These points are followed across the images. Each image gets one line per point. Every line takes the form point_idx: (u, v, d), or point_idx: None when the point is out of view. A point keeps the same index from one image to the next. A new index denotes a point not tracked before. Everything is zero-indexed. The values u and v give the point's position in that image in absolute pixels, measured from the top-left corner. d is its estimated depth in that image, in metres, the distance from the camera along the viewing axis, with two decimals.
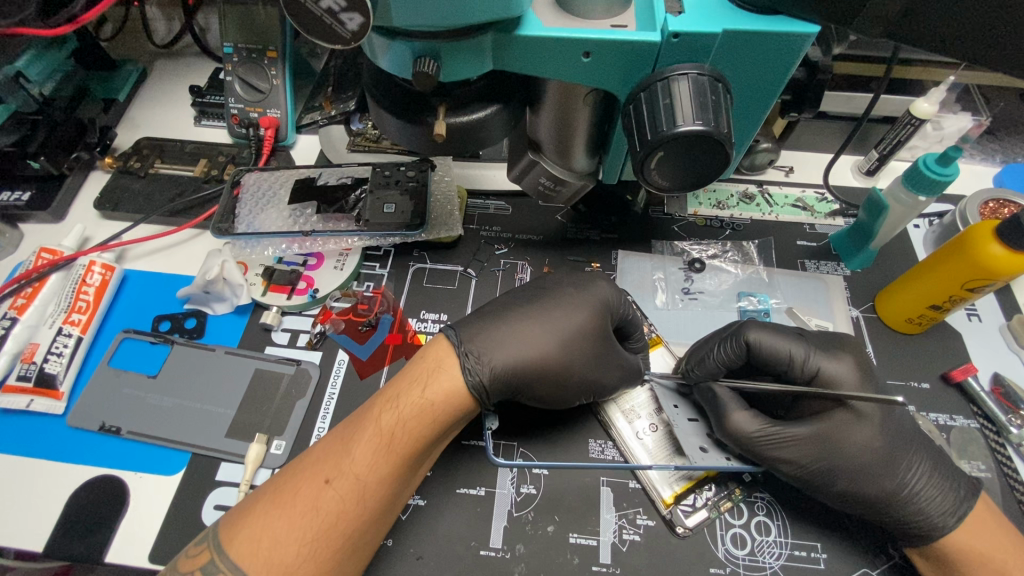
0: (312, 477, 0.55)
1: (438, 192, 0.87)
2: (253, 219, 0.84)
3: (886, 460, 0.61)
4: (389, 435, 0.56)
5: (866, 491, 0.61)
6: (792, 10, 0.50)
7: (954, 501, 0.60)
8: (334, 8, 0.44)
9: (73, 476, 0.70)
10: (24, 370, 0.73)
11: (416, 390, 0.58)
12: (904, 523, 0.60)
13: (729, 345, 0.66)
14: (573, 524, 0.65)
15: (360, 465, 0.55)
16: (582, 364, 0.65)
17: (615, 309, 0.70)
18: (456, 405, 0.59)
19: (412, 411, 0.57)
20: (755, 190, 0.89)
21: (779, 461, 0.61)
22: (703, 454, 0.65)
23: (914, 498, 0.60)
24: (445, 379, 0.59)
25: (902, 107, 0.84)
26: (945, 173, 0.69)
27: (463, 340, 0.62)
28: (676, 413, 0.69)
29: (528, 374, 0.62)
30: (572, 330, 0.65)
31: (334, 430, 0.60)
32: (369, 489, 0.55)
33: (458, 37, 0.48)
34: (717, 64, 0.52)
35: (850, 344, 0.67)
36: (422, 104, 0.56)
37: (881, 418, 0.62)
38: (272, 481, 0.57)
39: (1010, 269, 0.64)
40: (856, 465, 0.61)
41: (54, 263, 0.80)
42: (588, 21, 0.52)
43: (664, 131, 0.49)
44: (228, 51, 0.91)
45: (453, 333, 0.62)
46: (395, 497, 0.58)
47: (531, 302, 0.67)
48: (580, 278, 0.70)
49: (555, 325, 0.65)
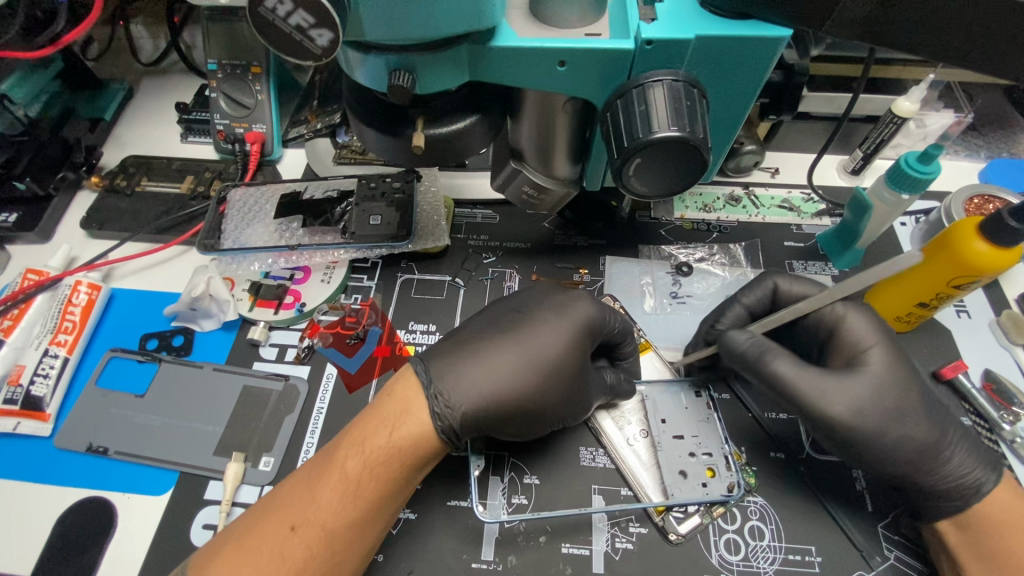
0: (276, 524, 0.55)
1: (424, 203, 0.87)
2: (239, 235, 0.83)
3: (928, 417, 0.60)
4: (356, 481, 0.56)
5: (916, 444, 0.59)
6: (764, 14, 0.49)
7: (989, 461, 0.61)
8: (304, 26, 0.41)
9: (61, 499, 0.69)
10: (10, 393, 0.73)
11: (382, 434, 0.57)
12: (935, 489, 0.59)
13: (757, 291, 0.69)
14: (565, 534, 0.65)
15: (326, 512, 0.55)
16: (557, 400, 0.63)
17: (599, 328, 0.68)
18: (427, 446, 0.58)
19: (379, 456, 0.56)
20: (742, 192, 0.89)
21: (840, 407, 0.59)
22: (682, 481, 0.66)
23: (954, 449, 0.60)
24: (414, 423, 0.58)
25: (884, 106, 0.85)
26: (926, 171, 0.69)
27: (432, 379, 0.59)
28: (661, 429, 0.69)
29: (502, 412, 0.61)
30: (549, 361, 0.64)
31: (300, 472, 0.59)
32: (336, 535, 0.55)
33: (431, 51, 0.48)
34: (692, 70, 0.52)
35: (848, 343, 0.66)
36: (401, 116, 0.56)
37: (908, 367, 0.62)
38: (237, 523, 0.57)
39: (995, 264, 0.64)
40: (896, 430, 0.59)
41: (40, 284, 0.80)
42: (562, 30, 0.52)
43: (641, 137, 0.48)
44: (211, 67, 0.93)
45: (423, 369, 0.60)
46: (367, 542, 0.58)
47: (507, 327, 0.65)
48: (561, 300, 0.68)
49: (529, 355, 0.63)
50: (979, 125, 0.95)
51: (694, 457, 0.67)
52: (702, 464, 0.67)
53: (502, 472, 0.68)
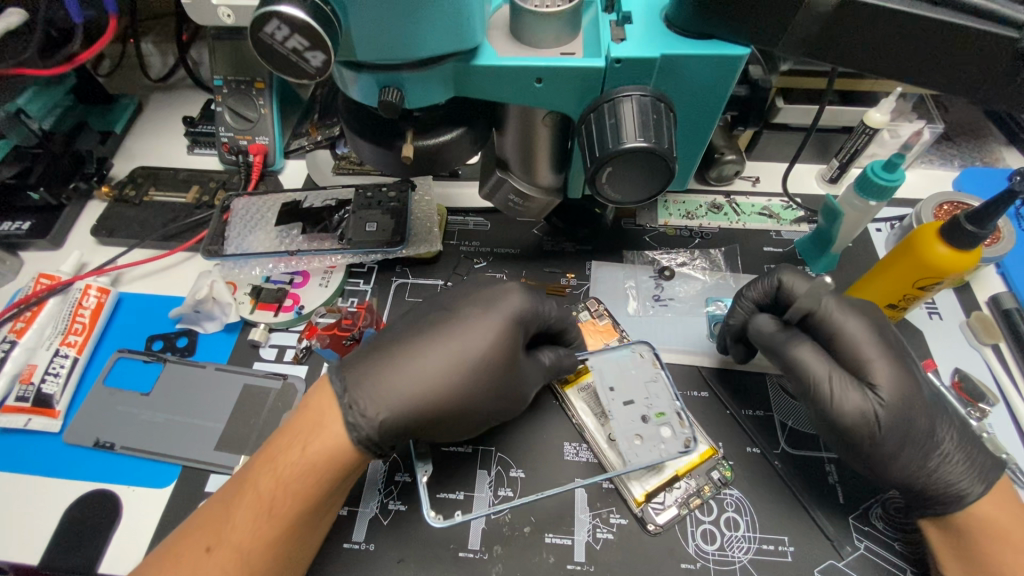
0: (195, 544, 0.57)
1: (419, 210, 0.91)
2: (242, 241, 0.88)
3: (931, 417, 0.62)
4: (269, 500, 0.58)
5: (919, 444, 0.61)
6: (725, 34, 0.53)
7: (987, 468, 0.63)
8: (299, 48, 0.45)
9: (69, 491, 0.73)
10: (23, 391, 0.77)
11: (296, 451, 0.58)
12: (924, 489, 0.62)
13: (760, 285, 0.71)
14: (549, 525, 0.68)
15: (240, 532, 0.57)
16: (483, 399, 0.63)
17: (530, 318, 0.68)
18: (342, 460, 0.58)
19: (293, 472, 0.58)
20: (723, 200, 0.93)
21: (851, 402, 0.61)
22: (638, 447, 0.68)
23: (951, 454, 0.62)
24: (329, 437, 0.58)
25: (857, 118, 0.89)
26: (893, 179, 0.73)
27: (347, 389, 0.60)
28: (612, 397, 0.71)
29: (428, 416, 0.60)
30: (475, 360, 0.62)
31: (222, 492, 0.61)
32: (253, 555, 0.57)
33: (417, 69, 0.52)
34: (660, 86, 0.56)
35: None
36: (392, 129, 0.60)
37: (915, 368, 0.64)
38: (164, 543, 0.59)
39: (957, 267, 0.67)
40: (904, 428, 0.61)
41: (52, 288, 0.84)
42: (539, 49, 0.56)
43: (611, 148, 0.52)
44: (218, 83, 0.97)
45: (339, 379, 0.61)
46: (287, 559, 0.59)
47: (432, 327, 0.65)
48: (490, 293, 0.68)
49: (454, 355, 0.62)
50: (953, 135, 0.99)
51: (647, 426, 0.69)
52: (654, 428, 0.69)
53: (489, 465, 0.72)
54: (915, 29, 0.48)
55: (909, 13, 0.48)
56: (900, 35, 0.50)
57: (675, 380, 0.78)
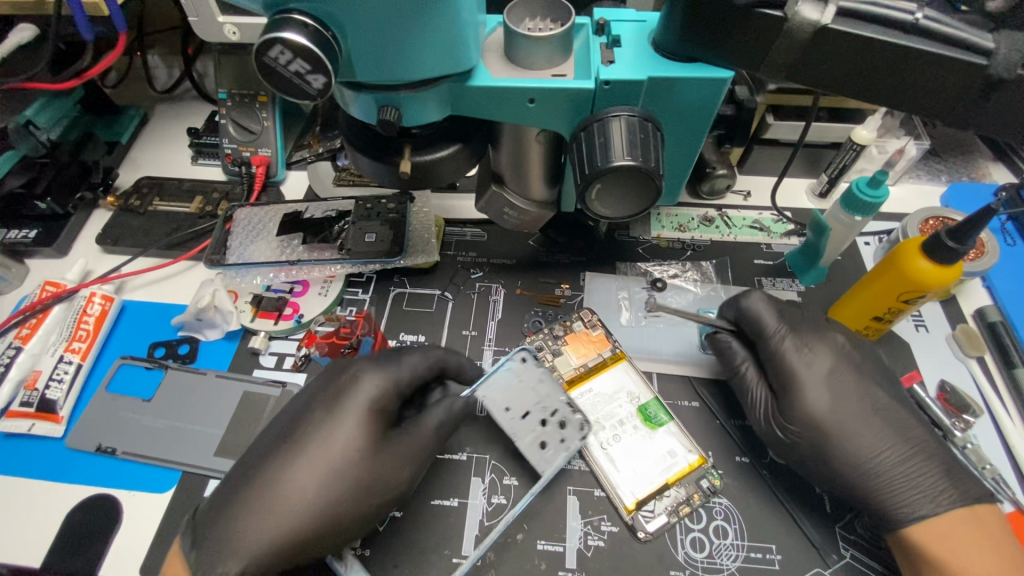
0: None
1: (417, 222, 0.93)
2: (244, 251, 0.90)
3: (867, 437, 0.67)
4: None
5: (848, 463, 0.66)
6: (708, 58, 0.55)
7: (940, 489, 0.65)
8: (301, 72, 0.46)
9: (71, 495, 0.74)
10: (27, 396, 0.79)
11: None
12: (872, 504, 0.65)
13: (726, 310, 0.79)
14: (541, 532, 0.69)
15: None
16: (371, 490, 0.64)
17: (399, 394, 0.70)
18: None
19: None
20: (715, 213, 0.95)
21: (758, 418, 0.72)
22: (545, 451, 0.71)
23: (893, 473, 0.65)
24: None
25: (846, 134, 0.91)
26: (878, 196, 0.75)
27: (195, 545, 0.61)
28: (508, 416, 0.73)
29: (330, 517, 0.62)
30: (348, 456, 0.64)
31: None
32: None
33: (413, 90, 0.54)
34: (648, 106, 0.58)
35: (811, 346, 0.72)
36: (390, 145, 0.62)
37: (859, 392, 0.69)
38: None
39: (938, 282, 0.69)
40: (827, 447, 0.67)
41: (58, 296, 0.86)
42: (531, 71, 0.58)
43: (599, 166, 0.54)
44: (223, 96, 1.00)
45: (188, 537, 0.62)
46: None
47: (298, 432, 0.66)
48: (344, 385, 0.69)
49: (324, 457, 0.64)
50: (940, 151, 1.02)
51: (546, 433, 0.72)
52: (553, 429, 0.72)
53: (483, 472, 0.73)
54: (890, 56, 0.50)
55: (886, 39, 0.49)
56: (876, 63, 0.51)
57: (667, 389, 0.79)
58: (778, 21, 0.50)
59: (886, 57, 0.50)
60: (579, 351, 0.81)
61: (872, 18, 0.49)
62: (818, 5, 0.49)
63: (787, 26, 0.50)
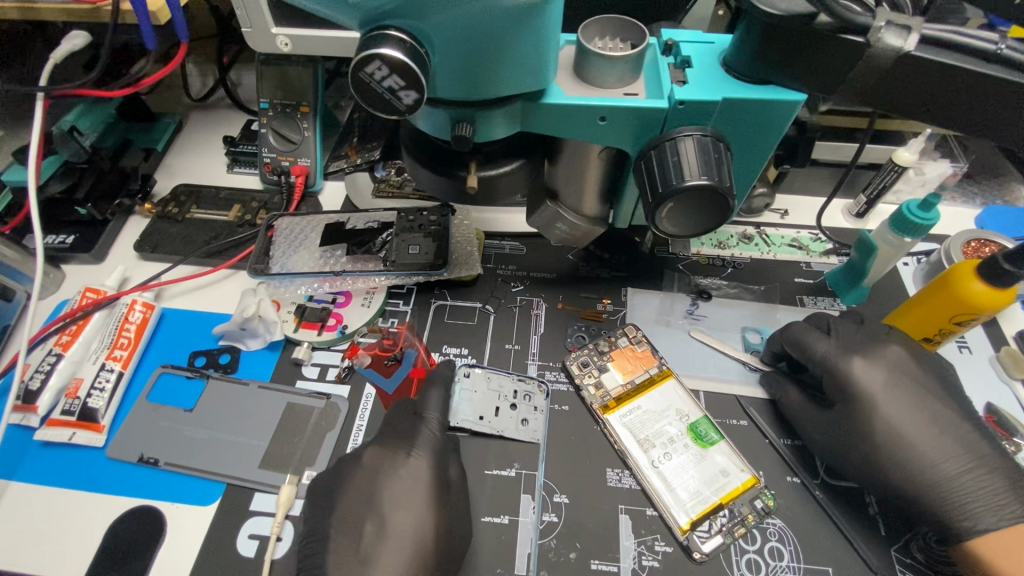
0: None
1: (458, 234, 0.93)
2: (286, 260, 0.90)
3: (925, 453, 0.68)
4: None
5: (904, 477, 0.68)
6: (780, 80, 0.56)
7: (1004, 503, 0.65)
8: (394, 87, 0.47)
9: (113, 507, 0.73)
10: (69, 404, 0.78)
11: None
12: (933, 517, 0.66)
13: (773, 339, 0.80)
14: (594, 551, 0.68)
15: None
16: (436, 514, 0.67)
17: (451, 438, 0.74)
18: None
19: None
20: (754, 231, 0.96)
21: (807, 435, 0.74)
22: (525, 423, 0.77)
23: (951, 486, 0.66)
24: None
25: (886, 155, 0.92)
26: (929, 218, 0.76)
27: None
28: (486, 421, 0.76)
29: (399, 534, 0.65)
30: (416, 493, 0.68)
31: None
32: None
33: (490, 107, 0.55)
34: (718, 126, 0.58)
35: (868, 359, 0.73)
36: (455, 159, 0.62)
37: (918, 407, 0.70)
38: None
39: (993, 304, 0.69)
40: (878, 462, 0.69)
41: (99, 303, 0.86)
42: (603, 89, 0.58)
43: (673, 184, 0.54)
44: (264, 105, 1.00)
45: None
46: None
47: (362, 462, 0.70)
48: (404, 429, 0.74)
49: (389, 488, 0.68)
50: (975, 174, 1.02)
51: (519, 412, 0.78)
52: (521, 406, 0.78)
53: (533, 489, 0.72)
54: (969, 82, 0.51)
55: (966, 67, 0.50)
56: (953, 88, 0.52)
57: (715, 408, 0.79)
58: (861, 46, 0.50)
59: (962, 83, 0.51)
60: (626, 367, 0.81)
61: (952, 46, 0.50)
62: (902, 32, 0.50)
63: (869, 51, 0.51)
